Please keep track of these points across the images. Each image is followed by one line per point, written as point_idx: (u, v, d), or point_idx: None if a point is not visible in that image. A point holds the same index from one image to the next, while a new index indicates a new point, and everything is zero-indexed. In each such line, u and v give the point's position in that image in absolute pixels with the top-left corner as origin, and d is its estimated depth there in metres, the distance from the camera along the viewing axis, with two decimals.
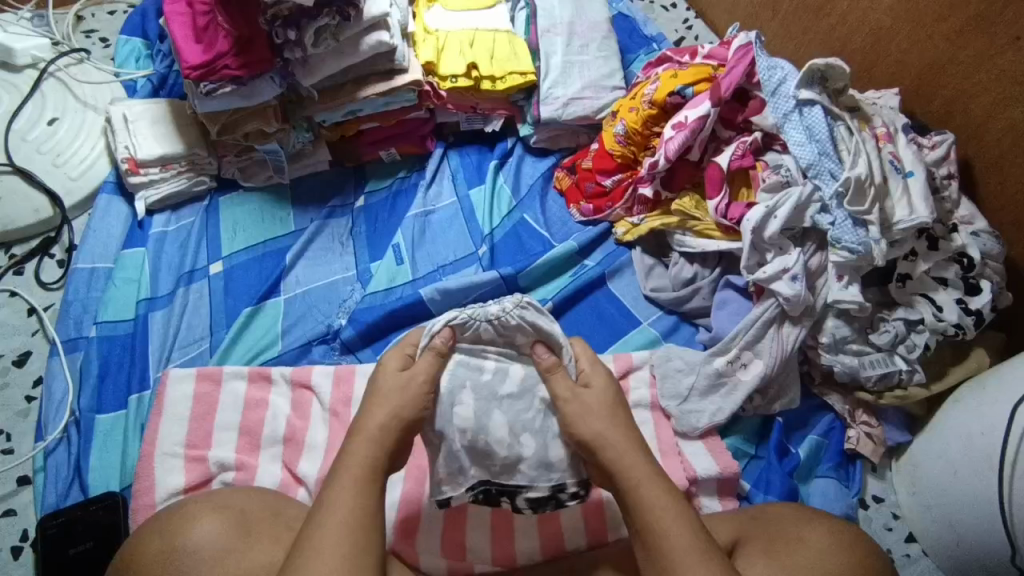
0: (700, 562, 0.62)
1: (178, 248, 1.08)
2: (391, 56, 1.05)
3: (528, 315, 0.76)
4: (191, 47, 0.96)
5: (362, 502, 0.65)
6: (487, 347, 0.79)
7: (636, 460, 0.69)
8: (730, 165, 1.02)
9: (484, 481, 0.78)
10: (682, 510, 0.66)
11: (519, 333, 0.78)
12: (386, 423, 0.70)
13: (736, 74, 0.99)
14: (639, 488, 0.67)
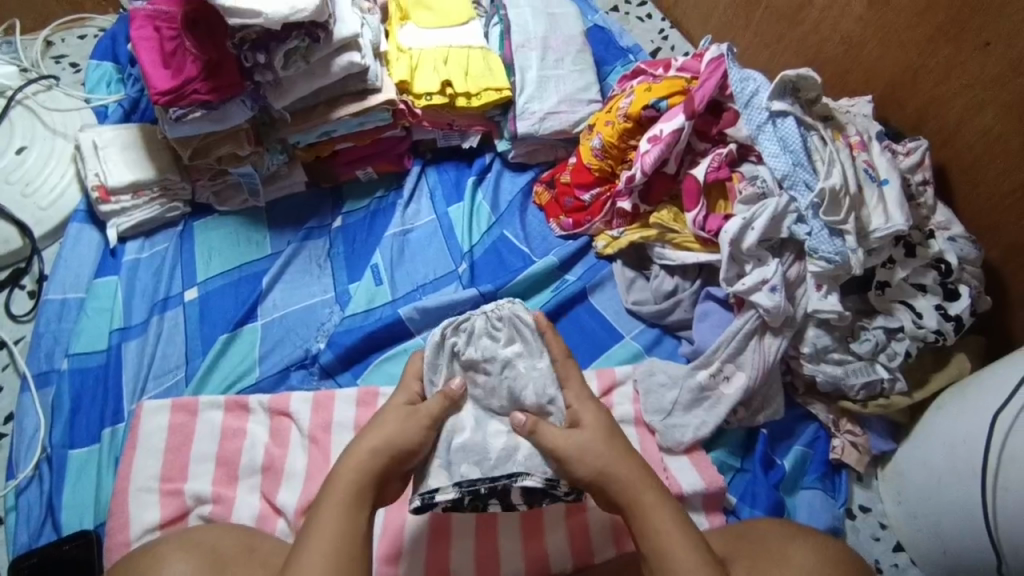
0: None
1: (152, 274, 1.07)
2: (364, 76, 1.04)
3: (514, 310, 0.82)
4: (159, 71, 0.95)
5: (346, 535, 0.64)
6: (478, 356, 0.78)
7: (640, 484, 0.70)
8: (707, 178, 1.01)
9: (474, 478, 0.73)
10: (682, 522, 0.67)
11: (511, 335, 0.81)
12: (378, 448, 0.70)
13: (709, 86, 0.98)
14: (645, 510, 0.68)
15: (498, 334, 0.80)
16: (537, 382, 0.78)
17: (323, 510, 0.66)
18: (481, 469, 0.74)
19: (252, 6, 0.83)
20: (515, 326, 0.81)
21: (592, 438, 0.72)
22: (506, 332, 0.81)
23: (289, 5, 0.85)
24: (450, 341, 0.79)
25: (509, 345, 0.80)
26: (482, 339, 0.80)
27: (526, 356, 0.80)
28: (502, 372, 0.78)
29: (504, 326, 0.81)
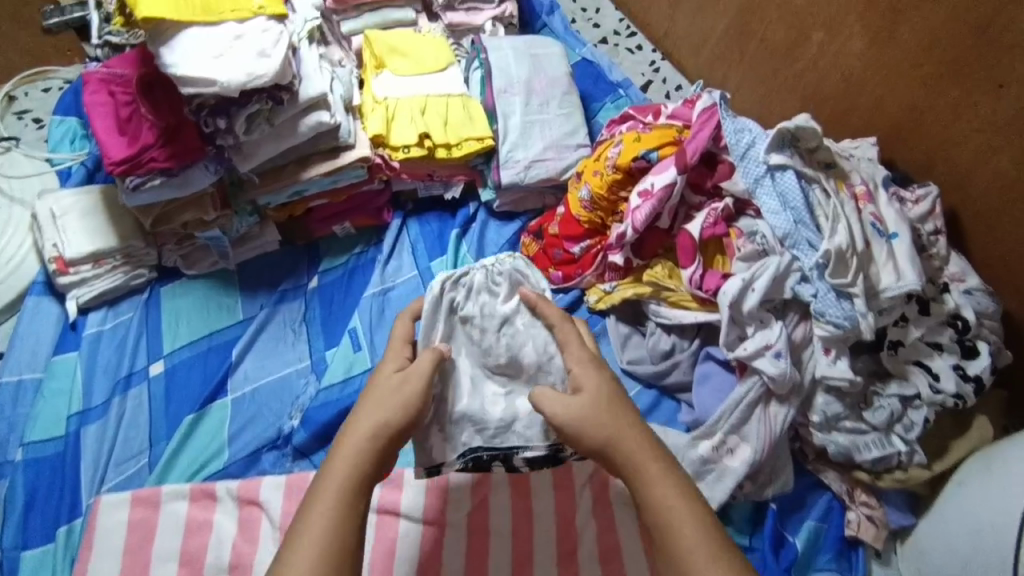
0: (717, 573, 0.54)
1: (116, 347, 1.01)
2: (335, 133, 0.98)
3: (517, 262, 0.79)
4: (113, 137, 0.89)
5: (327, 546, 0.54)
6: (473, 307, 0.77)
7: (643, 454, 0.61)
8: (702, 234, 0.94)
9: (476, 445, 0.75)
10: (695, 502, 0.59)
11: (511, 287, 0.78)
12: (365, 438, 0.60)
13: (702, 137, 0.92)
14: (649, 484, 0.60)
15: (498, 287, 0.78)
16: (538, 340, 0.76)
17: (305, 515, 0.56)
18: (482, 438, 0.75)
19: (207, 75, 0.77)
20: (517, 280, 0.78)
21: (588, 402, 0.64)
22: (506, 287, 0.78)
23: (247, 71, 0.78)
24: (448, 294, 0.77)
25: (510, 295, 0.78)
26: (481, 295, 0.78)
27: (526, 313, 0.77)
28: (500, 329, 0.77)
29: (503, 281, 0.78)
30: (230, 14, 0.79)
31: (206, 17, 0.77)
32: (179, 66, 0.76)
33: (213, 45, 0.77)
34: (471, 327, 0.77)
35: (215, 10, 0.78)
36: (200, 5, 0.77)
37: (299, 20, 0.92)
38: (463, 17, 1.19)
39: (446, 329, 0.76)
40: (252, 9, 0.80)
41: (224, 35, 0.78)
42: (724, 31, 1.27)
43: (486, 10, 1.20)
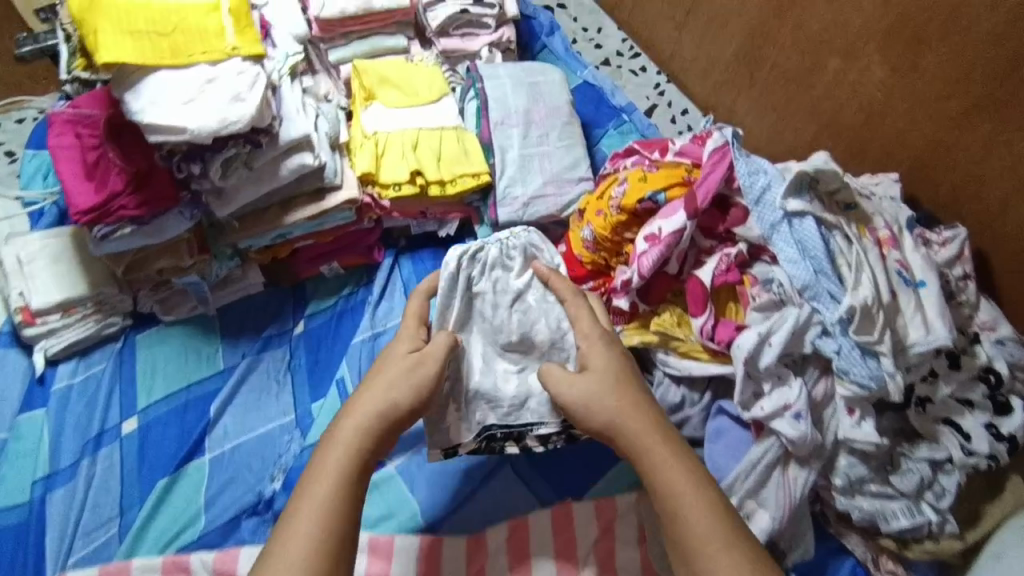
0: (724, 552, 0.61)
1: (86, 404, 0.95)
2: (320, 174, 0.92)
3: (526, 240, 0.91)
4: (81, 184, 0.83)
5: (331, 511, 0.61)
6: (488, 282, 0.88)
7: (651, 441, 0.69)
8: (714, 281, 0.88)
9: (491, 423, 0.85)
10: (699, 480, 0.67)
11: (522, 261, 0.91)
12: (377, 411, 0.68)
13: (713, 179, 0.85)
14: (656, 467, 0.68)
15: (511, 262, 0.90)
16: (550, 317, 0.87)
17: (303, 499, 0.62)
18: (497, 416, 0.85)
19: (175, 122, 0.70)
20: (528, 254, 0.90)
21: (604, 391, 0.73)
22: (519, 261, 0.90)
23: (219, 117, 0.71)
24: (464, 271, 0.87)
25: (522, 268, 0.90)
26: (496, 269, 0.89)
27: (536, 288, 0.89)
28: (513, 304, 0.88)
29: (517, 256, 0.90)
30: (201, 56, 0.72)
31: (175, 59, 0.70)
32: (145, 113, 0.69)
33: (183, 90, 0.71)
34: (484, 302, 0.88)
35: (185, 51, 0.71)
36: (168, 47, 0.70)
37: (280, 56, 0.85)
38: (457, 43, 1.12)
39: (463, 301, 0.86)
40: (225, 49, 0.73)
41: (195, 79, 0.71)
42: (732, 55, 1.20)
43: (482, 36, 1.13)
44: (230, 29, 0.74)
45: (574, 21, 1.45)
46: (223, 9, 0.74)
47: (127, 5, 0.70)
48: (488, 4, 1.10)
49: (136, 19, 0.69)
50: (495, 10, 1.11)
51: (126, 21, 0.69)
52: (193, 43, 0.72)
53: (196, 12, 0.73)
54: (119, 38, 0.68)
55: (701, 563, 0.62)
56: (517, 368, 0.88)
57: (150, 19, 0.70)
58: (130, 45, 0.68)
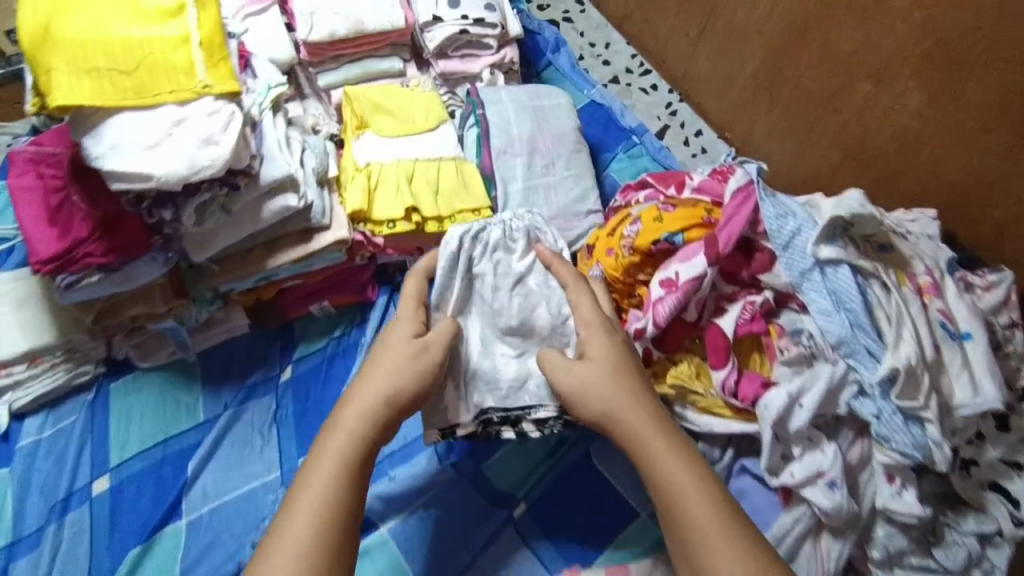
0: (725, 548, 0.60)
1: (55, 462, 0.89)
2: (306, 214, 0.84)
3: (529, 224, 0.84)
4: (42, 228, 0.76)
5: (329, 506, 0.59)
6: (487, 266, 0.81)
7: (648, 433, 0.66)
8: (737, 332, 0.80)
9: (488, 406, 0.78)
10: (699, 474, 0.64)
11: (524, 245, 0.84)
12: (377, 404, 0.65)
13: (735, 225, 0.77)
14: (654, 460, 0.65)
15: (513, 244, 0.83)
16: (552, 302, 0.80)
17: (300, 494, 0.59)
18: (495, 399, 0.78)
19: (138, 169, 0.63)
20: (531, 238, 0.84)
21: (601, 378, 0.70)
22: (521, 244, 0.83)
23: (188, 162, 0.64)
24: (466, 252, 0.80)
25: (525, 251, 0.83)
26: (498, 251, 0.83)
27: (538, 273, 0.82)
28: (514, 288, 0.81)
29: (520, 238, 0.83)
30: (168, 95, 0.64)
31: (139, 100, 0.63)
32: (106, 160, 0.62)
33: (147, 133, 0.63)
34: (484, 284, 0.81)
35: (151, 90, 0.64)
36: (131, 87, 0.63)
37: (261, 87, 0.78)
38: (457, 65, 1.04)
39: (462, 285, 0.80)
40: (196, 87, 0.65)
41: (161, 120, 0.64)
42: (750, 76, 1.12)
43: (483, 57, 1.05)
44: (201, 64, 0.66)
45: (581, 35, 1.38)
46: (194, 40, 0.66)
47: (85, 40, 0.62)
48: (489, 24, 1.02)
49: (95, 57, 0.62)
50: (497, 30, 1.03)
51: (83, 59, 0.61)
52: (159, 81, 0.64)
53: (162, 45, 0.65)
54: (76, 80, 0.61)
55: (701, 558, 0.60)
56: (515, 353, 0.81)
57: (110, 56, 0.62)
58: (87, 87, 0.61)
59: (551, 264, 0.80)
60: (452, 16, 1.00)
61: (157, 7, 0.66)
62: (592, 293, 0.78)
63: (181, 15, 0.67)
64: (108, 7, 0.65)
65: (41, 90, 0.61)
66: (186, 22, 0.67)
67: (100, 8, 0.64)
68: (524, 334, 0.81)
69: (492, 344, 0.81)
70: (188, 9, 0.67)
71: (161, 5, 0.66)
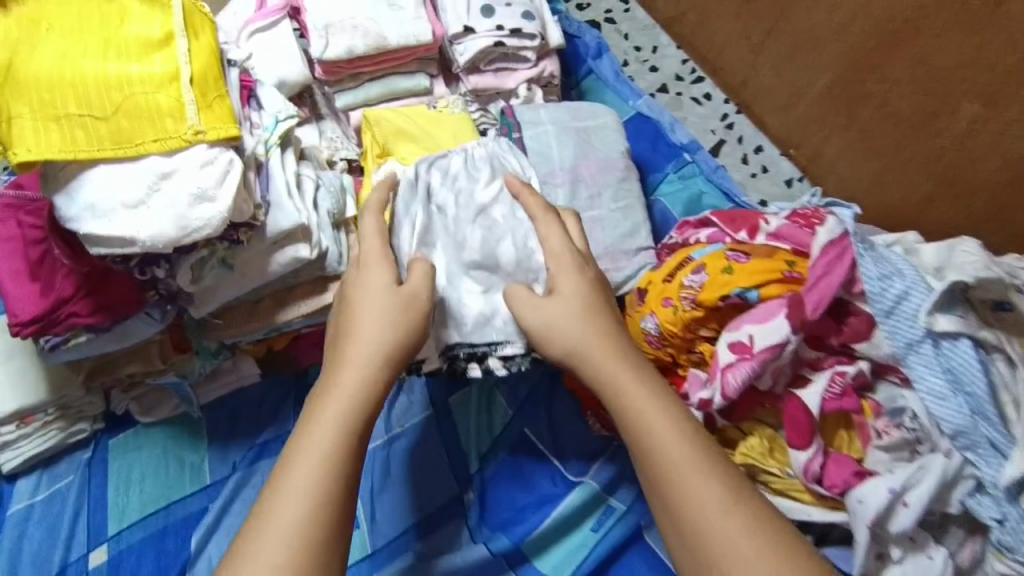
0: (705, 482, 0.52)
1: (47, 530, 0.80)
2: (320, 264, 0.73)
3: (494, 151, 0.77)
4: (24, 284, 0.67)
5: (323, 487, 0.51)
6: (446, 193, 0.73)
7: (616, 367, 0.60)
8: (823, 408, 0.68)
9: (455, 342, 0.69)
10: (670, 409, 0.57)
11: (488, 169, 0.76)
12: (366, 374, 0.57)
13: (827, 288, 0.65)
14: (621, 396, 0.58)
15: (478, 172, 0.75)
16: (519, 234, 0.72)
17: (288, 464, 0.52)
18: (460, 335, 0.70)
19: (120, 234, 0.53)
20: (497, 165, 0.76)
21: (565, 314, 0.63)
22: (487, 171, 0.76)
23: (178, 223, 0.54)
24: (425, 179, 0.73)
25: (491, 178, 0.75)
26: (459, 180, 0.74)
27: (504, 203, 0.74)
28: (477, 218, 0.72)
29: (483, 165, 0.76)
30: (152, 144, 0.54)
31: (119, 150, 0.53)
32: (82, 223, 0.53)
33: (128, 189, 0.53)
34: (445, 216, 0.72)
35: (132, 138, 0.54)
36: (107, 134, 0.53)
37: (268, 121, 0.67)
38: (490, 80, 0.92)
39: (422, 216, 0.71)
40: (185, 133, 0.54)
41: (145, 174, 0.54)
42: (824, 89, 0.98)
43: (520, 71, 0.93)
44: (192, 105, 0.55)
45: (625, 38, 1.25)
46: (184, 76, 0.56)
47: (54, 78, 0.53)
48: (527, 34, 0.90)
49: (64, 100, 0.53)
50: (536, 41, 0.91)
51: (51, 103, 0.52)
52: (143, 126, 0.54)
53: (146, 83, 0.55)
54: (41, 127, 0.52)
55: (673, 492, 0.53)
56: (484, 288, 0.71)
57: (83, 98, 0.53)
58: (55, 136, 0.52)
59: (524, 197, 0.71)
60: (485, 27, 0.89)
61: (141, 35, 0.56)
62: (564, 227, 0.69)
63: (169, 46, 0.57)
64: (82, 39, 0.55)
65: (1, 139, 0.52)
66: (174, 54, 0.56)
67: (72, 38, 0.55)
68: (489, 269, 0.71)
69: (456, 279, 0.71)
70: (177, 38, 0.57)
71: (145, 33, 0.56)
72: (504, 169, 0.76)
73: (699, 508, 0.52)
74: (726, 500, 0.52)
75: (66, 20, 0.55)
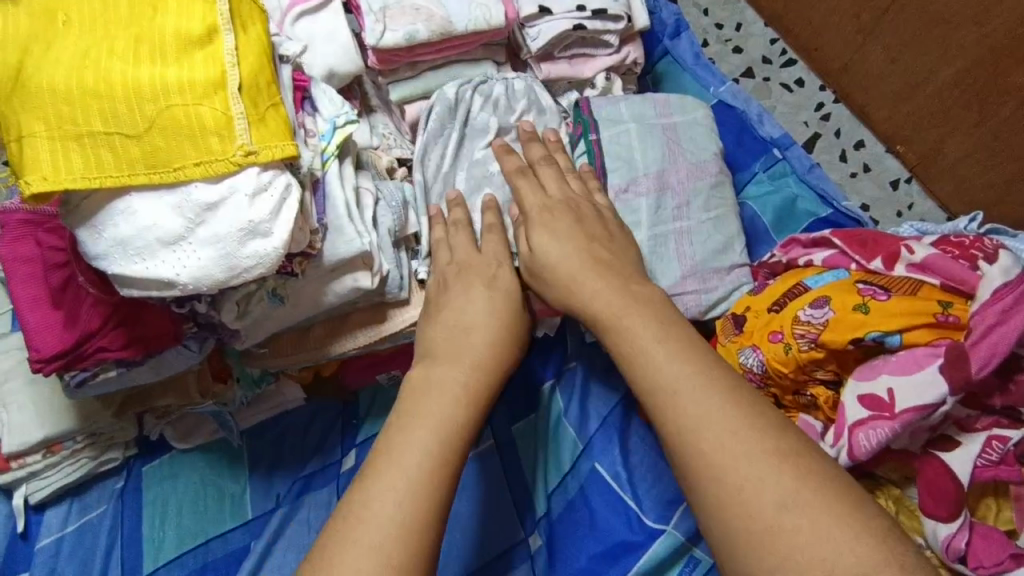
0: (704, 395, 0.46)
1: (79, 566, 0.74)
2: (380, 290, 0.65)
3: (534, 88, 0.78)
4: (44, 313, 0.61)
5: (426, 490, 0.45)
6: (483, 114, 0.74)
7: (620, 302, 0.55)
8: (976, 479, 0.58)
9: None
10: (670, 330, 0.52)
11: (523, 102, 0.77)
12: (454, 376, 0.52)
13: (1004, 341, 0.55)
14: (624, 329, 0.53)
15: (516, 104, 0.76)
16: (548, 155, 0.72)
17: (376, 467, 0.46)
18: None
19: (157, 276, 0.48)
20: (534, 100, 0.77)
21: (576, 263, 0.59)
22: (524, 105, 0.77)
23: (226, 264, 0.49)
24: (461, 94, 0.74)
25: (523, 116, 0.76)
26: (498, 105, 0.75)
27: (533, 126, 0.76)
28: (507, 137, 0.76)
29: (521, 98, 0.77)
30: (194, 167, 0.48)
31: (155, 175, 0.48)
32: (111, 261, 0.48)
33: (165, 223, 0.48)
34: (472, 138, 0.74)
35: (170, 162, 0.48)
36: (140, 154, 0.48)
37: (324, 127, 0.59)
38: (565, 69, 0.80)
39: (450, 125, 0.73)
40: (235, 154, 0.49)
41: (185, 204, 0.48)
42: (951, 80, 0.85)
43: (599, 58, 0.81)
44: (243, 119, 0.50)
45: (704, 15, 1.11)
46: (232, 84, 0.50)
47: (73, 87, 0.48)
48: (611, 16, 0.78)
49: (88, 114, 0.48)
50: (621, 24, 0.79)
51: (71, 118, 0.48)
52: (183, 146, 0.48)
53: (186, 93, 0.49)
54: (61, 149, 0.47)
55: (679, 416, 0.46)
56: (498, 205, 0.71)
57: (110, 112, 0.48)
58: (77, 159, 0.47)
59: (525, 143, 0.72)
60: (564, 7, 0.76)
61: (178, 33, 0.51)
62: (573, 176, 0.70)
63: (213, 42, 0.52)
64: (108, 39, 0.50)
65: (12, 161, 0.48)
66: (218, 53, 0.51)
67: (92, 38, 0.50)
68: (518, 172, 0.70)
69: (474, 203, 0.71)
70: (223, 32, 0.52)
71: (183, 29, 0.51)
72: (540, 107, 0.77)
73: (710, 431, 0.45)
74: (732, 412, 0.45)
75: (85, 11, 0.51)
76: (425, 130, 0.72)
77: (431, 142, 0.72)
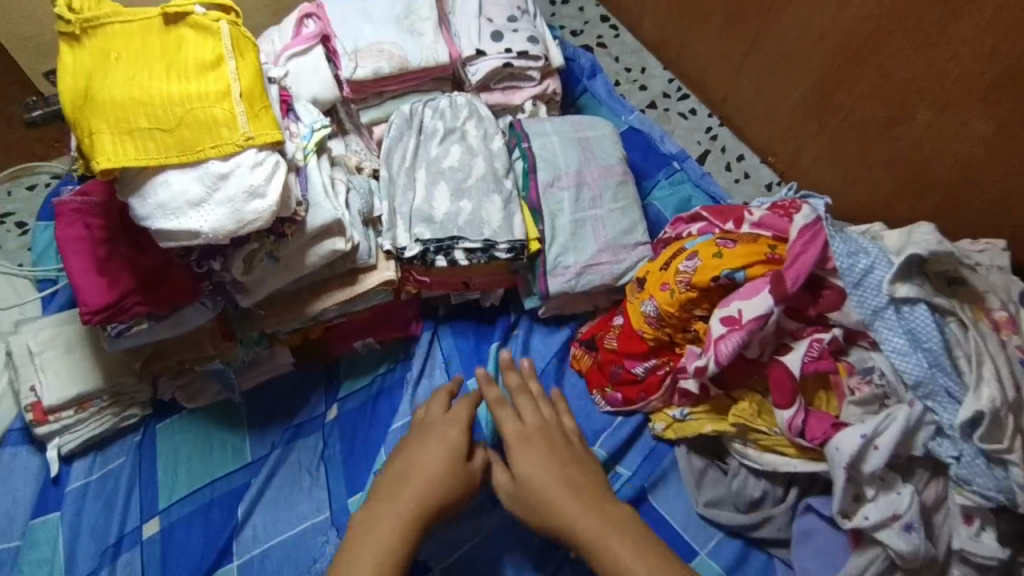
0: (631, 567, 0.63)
1: (103, 507, 0.88)
2: (353, 256, 0.84)
3: (472, 104, 0.98)
4: (91, 278, 0.77)
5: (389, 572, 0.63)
6: (437, 123, 0.94)
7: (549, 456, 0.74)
8: (804, 370, 0.78)
9: (427, 236, 0.87)
10: (593, 500, 0.70)
11: (464, 112, 0.97)
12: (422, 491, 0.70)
13: (807, 260, 0.77)
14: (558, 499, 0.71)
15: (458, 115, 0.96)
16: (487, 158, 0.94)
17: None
18: (431, 231, 0.88)
19: (187, 228, 0.67)
20: (474, 109, 0.97)
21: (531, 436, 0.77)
22: (466, 113, 0.97)
23: (235, 217, 0.68)
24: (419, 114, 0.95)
25: (465, 125, 0.96)
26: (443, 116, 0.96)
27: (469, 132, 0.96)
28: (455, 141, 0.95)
29: (463, 109, 0.97)
30: (212, 149, 0.68)
31: (183, 156, 0.67)
32: (154, 220, 0.67)
33: (192, 190, 0.67)
34: (426, 143, 0.94)
35: (194, 146, 0.67)
36: (173, 143, 0.67)
37: (304, 130, 0.80)
38: (500, 97, 1.04)
39: (410, 135, 0.94)
40: (239, 139, 0.68)
41: (204, 176, 0.67)
42: (799, 100, 1.11)
43: (526, 88, 1.05)
44: (243, 116, 0.69)
45: (616, 60, 1.37)
46: (235, 92, 0.69)
47: (126, 100, 0.67)
48: (533, 56, 1.02)
49: (136, 116, 0.67)
50: (540, 62, 1.03)
51: (124, 119, 0.66)
52: (202, 136, 0.68)
53: (203, 99, 0.68)
54: (118, 140, 0.66)
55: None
56: (450, 197, 0.90)
57: (151, 114, 0.67)
58: (130, 147, 0.66)
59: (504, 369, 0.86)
60: (496, 50, 1.00)
61: (196, 61, 0.69)
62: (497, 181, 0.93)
63: (220, 66, 0.70)
64: (145, 63, 0.69)
65: (86, 151, 0.67)
66: (224, 74, 0.70)
67: (136, 66, 0.68)
68: (463, 172, 0.92)
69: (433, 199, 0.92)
70: (226, 59, 0.70)
71: (199, 57, 0.69)
72: (478, 115, 0.97)
73: None
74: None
75: (131, 48, 0.69)
76: (387, 138, 0.93)
77: (394, 146, 0.93)
